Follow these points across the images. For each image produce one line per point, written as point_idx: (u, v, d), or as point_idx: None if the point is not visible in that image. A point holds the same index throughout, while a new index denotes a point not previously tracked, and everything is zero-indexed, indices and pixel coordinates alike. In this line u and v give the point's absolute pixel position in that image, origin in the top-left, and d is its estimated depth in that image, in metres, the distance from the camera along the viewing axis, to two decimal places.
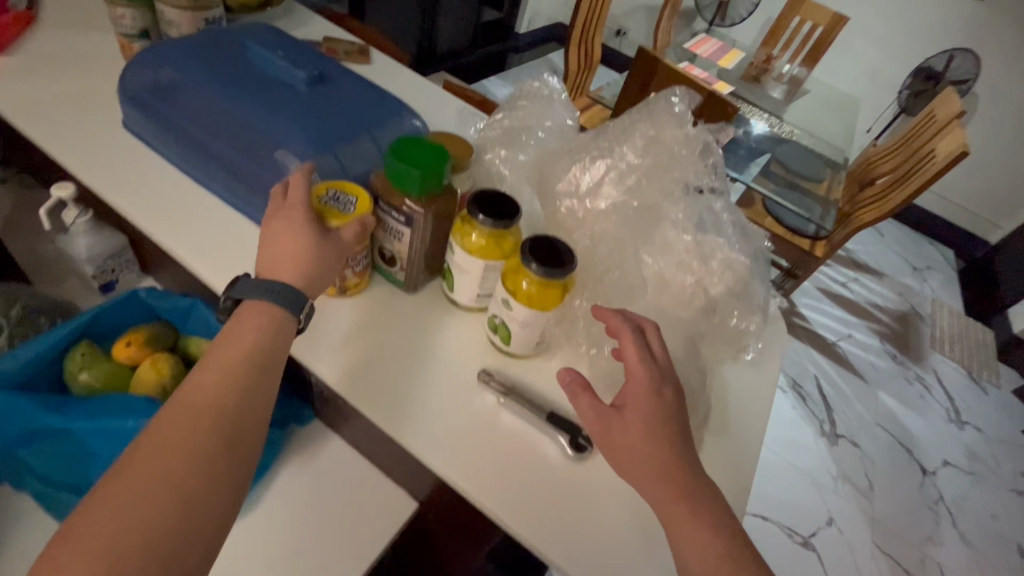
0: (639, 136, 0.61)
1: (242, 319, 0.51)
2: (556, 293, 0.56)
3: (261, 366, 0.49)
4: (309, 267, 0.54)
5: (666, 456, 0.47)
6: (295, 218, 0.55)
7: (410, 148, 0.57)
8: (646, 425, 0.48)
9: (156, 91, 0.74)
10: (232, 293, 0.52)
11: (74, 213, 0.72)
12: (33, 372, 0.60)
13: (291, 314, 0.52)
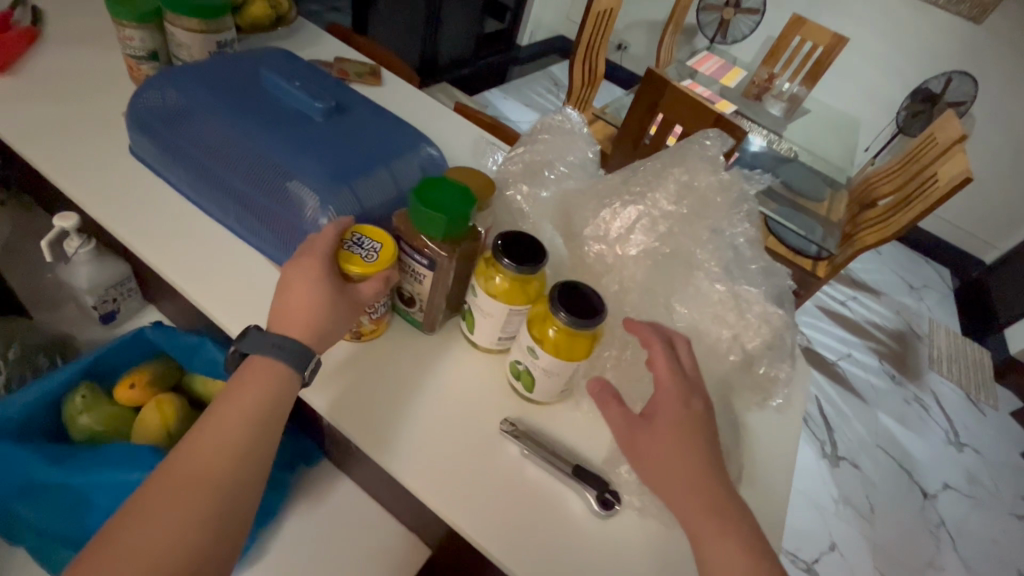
0: (673, 181, 0.60)
1: (244, 376, 0.48)
2: (584, 344, 0.54)
3: (259, 430, 0.46)
4: (319, 325, 0.51)
5: (698, 467, 0.46)
6: (312, 268, 0.52)
7: (440, 189, 0.55)
8: (684, 457, 0.46)
9: (162, 116, 0.71)
10: (241, 347, 0.50)
11: (76, 242, 0.68)
12: (31, 417, 0.57)
13: (296, 371, 0.49)
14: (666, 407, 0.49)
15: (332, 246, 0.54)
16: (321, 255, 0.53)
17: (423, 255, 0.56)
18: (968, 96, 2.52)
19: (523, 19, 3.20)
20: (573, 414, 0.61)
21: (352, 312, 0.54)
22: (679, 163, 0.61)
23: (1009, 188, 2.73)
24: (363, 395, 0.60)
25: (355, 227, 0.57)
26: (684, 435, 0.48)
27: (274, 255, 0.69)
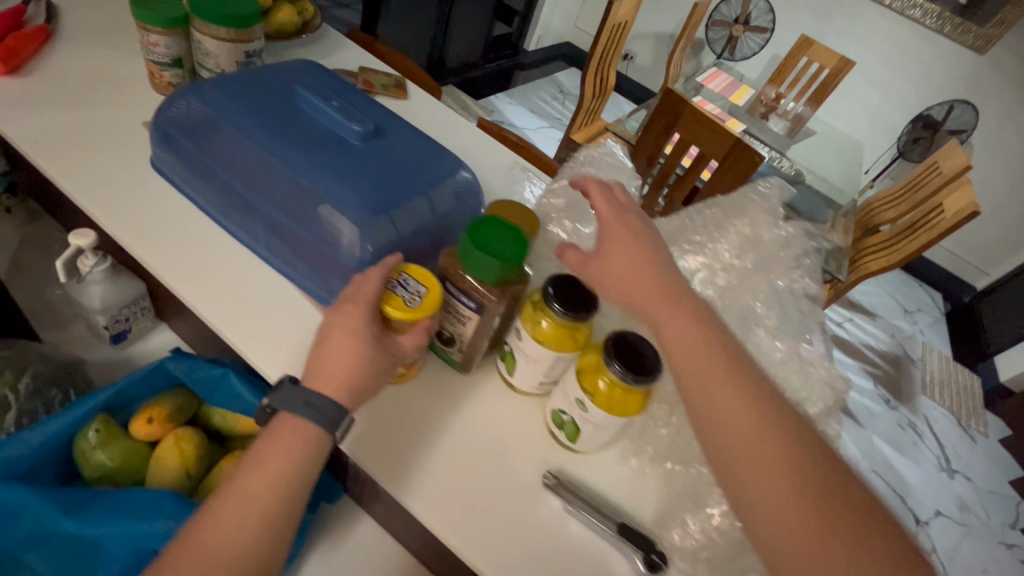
0: (735, 233, 0.60)
1: (272, 438, 0.45)
2: (637, 400, 0.52)
3: (284, 505, 0.43)
4: (356, 381, 0.48)
5: (655, 284, 0.48)
6: (352, 316, 0.49)
7: (493, 230, 0.53)
8: (648, 291, 0.47)
9: (189, 129, 0.67)
10: (271, 403, 0.47)
11: (91, 260, 0.64)
12: (42, 456, 0.53)
13: (327, 433, 0.46)
14: (635, 257, 0.49)
15: (374, 289, 0.51)
16: (365, 302, 0.50)
17: (472, 299, 0.54)
18: (970, 125, 2.54)
19: (530, 25, 3.14)
20: (619, 466, 0.58)
21: (390, 365, 0.51)
22: (742, 215, 0.61)
23: (1005, 216, 2.74)
24: (394, 443, 0.57)
25: (404, 267, 0.54)
26: (632, 251, 0.50)
27: (302, 282, 0.66)
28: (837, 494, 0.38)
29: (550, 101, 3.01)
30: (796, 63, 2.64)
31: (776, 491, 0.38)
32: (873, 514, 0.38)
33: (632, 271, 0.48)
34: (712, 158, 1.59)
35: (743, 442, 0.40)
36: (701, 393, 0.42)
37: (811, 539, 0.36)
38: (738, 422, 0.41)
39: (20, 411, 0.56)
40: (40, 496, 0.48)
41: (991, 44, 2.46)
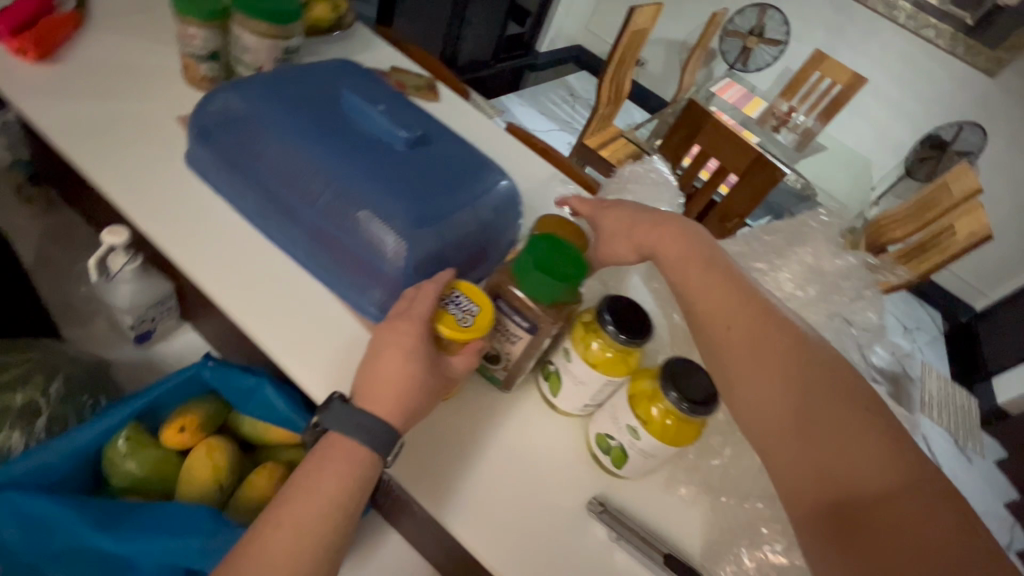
0: (798, 261, 0.65)
1: (323, 460, 0.43)
2: (692, 430, 0.51)
3: (333, 536, 0.41)
4: (408, 403, 0.46)
5: (652, 227, 0.58)
6: (407, 334, 0.48)
7: (554, 248, 0.51)
8: (649, 232, 0.57)
9: (228, 125, 0.64)
10: (322, 422, 0.45)
11: (123, 259, 0.61)
12: (72, 464, 0.51)
13: (378, 457, 0.45)
14: (639, 211, 0.60)
15: (427, 306, 0.50)
16: (418, 320, 0.49)
17: (525, 319, 0.52)
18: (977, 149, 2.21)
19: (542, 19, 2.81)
20: (665, 493, 0.56)
21: (439, 389, 0.49)
22: (804, 242, 0.66)
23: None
24: (437, 464, 0.55)
25: (457, 283, 0.52)
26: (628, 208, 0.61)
27: (339, 289, 0.63)
28: (822, 385, 0.46)
29: (559, 103, 2.75)
30: (805, 79, 2.25)
31: (757, 378, 0.47)
32: (857, 404, 0.45)
33: (638, 220, 0.59)
34: (732, 172, 1.57)
35: (729, 340, 0.49)
36: (696, 299, 0.52)
37: (795, 412, 0.45)
38: (726, 323, 0.50)
39: (50, 417, 0.54)
40: (76, 509, 0.46)
41: (1003, 67, 2.17)
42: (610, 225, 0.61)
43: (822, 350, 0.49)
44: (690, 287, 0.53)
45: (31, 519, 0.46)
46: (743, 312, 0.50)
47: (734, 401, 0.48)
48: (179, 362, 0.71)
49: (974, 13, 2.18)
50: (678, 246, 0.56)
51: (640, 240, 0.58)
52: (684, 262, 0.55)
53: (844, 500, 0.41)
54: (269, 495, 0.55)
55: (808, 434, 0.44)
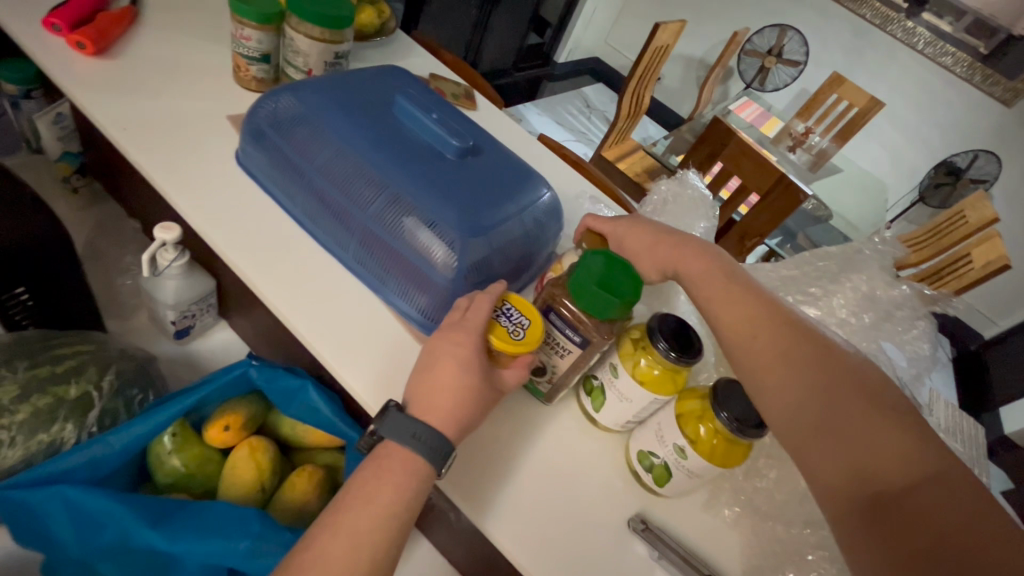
0: (852, 288, 0.66)
1: (380, 468, 0.43)
2: (741, 451, 0.51)
3: (389, 546, 0.41)
4: (463, 413, 0.46)
5: (670, 237, 0.59)
6: (465, 344, 0.48)
7: (609, 265, 0.52)
8: (669, 242, 0.59)
9: (280, 125, 0.65)
10: (379, 429, 0.45)
11: (171, 255, 0.61)
12: (122, 458, 0.51)
13: (434, 467, 0.44)
14: (660, 227, 0.61)
15: (483, 318, 0.50)
16: (474, 331, 0.49)
17: (576, 332, 0.53)
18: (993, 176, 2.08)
19: (564, 31, 2.81)
20: (706, 515, 0.56)
21: (490, 401, 0.49)
22: (857, 269, 0.67)
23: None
24: (480, 474, 0.53)
25: (508, 296, 0.53)
26: (646, 222, 0.62)
27: (386, 294, 0.63)
28: (846, 386, 0.46)
29: (576, 114, 2.68)
30: (822, 99, 2.13)
31: (782, 379, 0.47)
32: (879, 406, 0.45)
33: (656, 232, 0.60)
34: (755, 191, 1.56)
35: (748, 344, 0.49)
36: (714, 304, 0.53)
37: (822, 412, 0.45)
38: (743, 327, 0.50)
39: (102, 410, 0.55)
40: (127, 506, 0.46)
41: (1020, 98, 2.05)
42: (628, 240, 0.62)
43: (844, 353, 0.49)
44: (709, 295, 0.54)
45: (83, 511, 0.46)
46: (764, 317, 0.50)
47: (760, 404, 0.47)
48: (215, 359, 0.71)
49: (986, 43, 2.09)
50: (698, 258, 0.56)
51: (658, 254, 0.59)
52: (702, 273, 0.55)
53: (876, 496, 0.40)
54: (308, 498, 0.55)
55: (835, 434, 0.44)
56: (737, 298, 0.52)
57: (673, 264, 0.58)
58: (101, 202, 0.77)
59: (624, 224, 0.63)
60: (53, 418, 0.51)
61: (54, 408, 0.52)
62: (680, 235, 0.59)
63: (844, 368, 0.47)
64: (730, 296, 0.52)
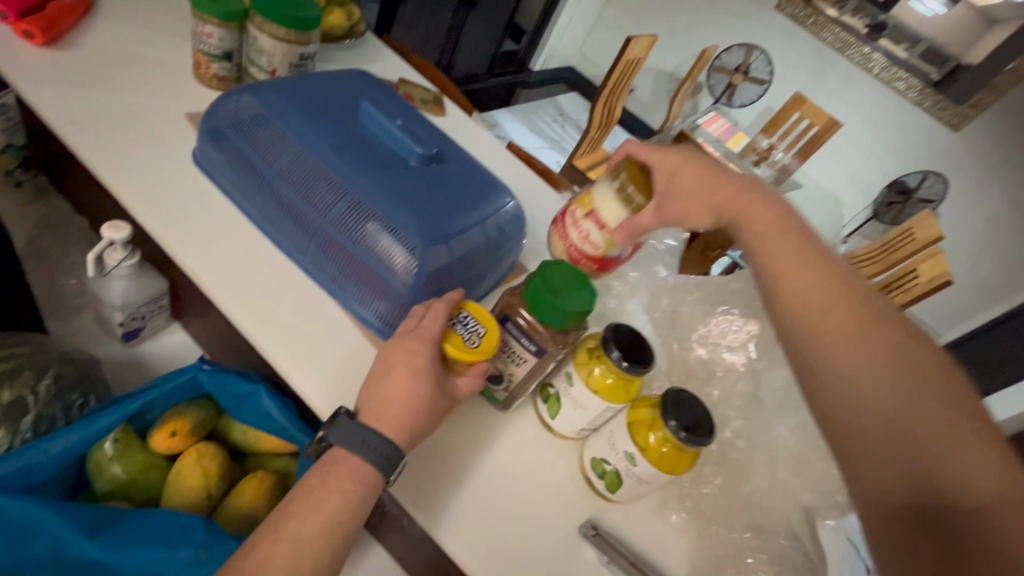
0: None
1: (328, 475, 0.43)
2: (688, 459, 0.52)
3: (332, 553, 0.41)
4: (414, 421, 0.47)
5: (734, 193, 0.54)
6: (418, 353, 0.48)
7: (565, 275, 0.53)
8: (733, 198, 0.53)
9: (241, 126, 0.64)
10: (328, 437, 0.45)
11: (120, 255, 0.59)
12: (60, 466, 0.49)
13: (382, 475, 0.44)
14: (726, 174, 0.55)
15: (440, 327, 0.50)
16: (429, 338, 0.49)
17: (532, 342, 0.53)
18: (937, 198, 2.19)
19: (539, 40, 2.84)
20: (656, 520, 0.57)
21: (443, 408, 0.49)
22: None
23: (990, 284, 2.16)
24: (433, 480, 0.54)
25: (464, 304, 0.52)
26: (704, 165, 0.56)
27: (344, 299, 0.63)
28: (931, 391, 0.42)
29: (550, 121, 2.69)
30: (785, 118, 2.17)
31: (845, 364, 0.44)
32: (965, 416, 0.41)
33: (721, 185, 0.54)
34: None
35: (815, 322, 0.46)
36: (779, 276, 0.49)
37: (885, 406, 0.42)
38: (810, 303, 0.47)
39: (38, 415, 0.53)
40: (62, 515, 0.44)
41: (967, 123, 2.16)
42: (684, 182, 0.56)
43: (924, 349, 0.45)
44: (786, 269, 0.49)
45: (12, 524, 0.43)
46: (847, 299, 0.46)
47: (815, 389, 0.46)
48: (166, 362, 0.69)
49: (938, 69, 2.21)
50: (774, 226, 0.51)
51: (721, 209, 0.54)
52: (777, 240, 0.51)
53: (931, 503, 0.38)
54: (258, 506, 0.54)
55: (904, 434, 0.41)
56: (808, 270, 0.48)
57: (744, 220, 0.53)
58: (49, 197, 0.75)
59: (676, 156, 0.57)
60: None
61: None
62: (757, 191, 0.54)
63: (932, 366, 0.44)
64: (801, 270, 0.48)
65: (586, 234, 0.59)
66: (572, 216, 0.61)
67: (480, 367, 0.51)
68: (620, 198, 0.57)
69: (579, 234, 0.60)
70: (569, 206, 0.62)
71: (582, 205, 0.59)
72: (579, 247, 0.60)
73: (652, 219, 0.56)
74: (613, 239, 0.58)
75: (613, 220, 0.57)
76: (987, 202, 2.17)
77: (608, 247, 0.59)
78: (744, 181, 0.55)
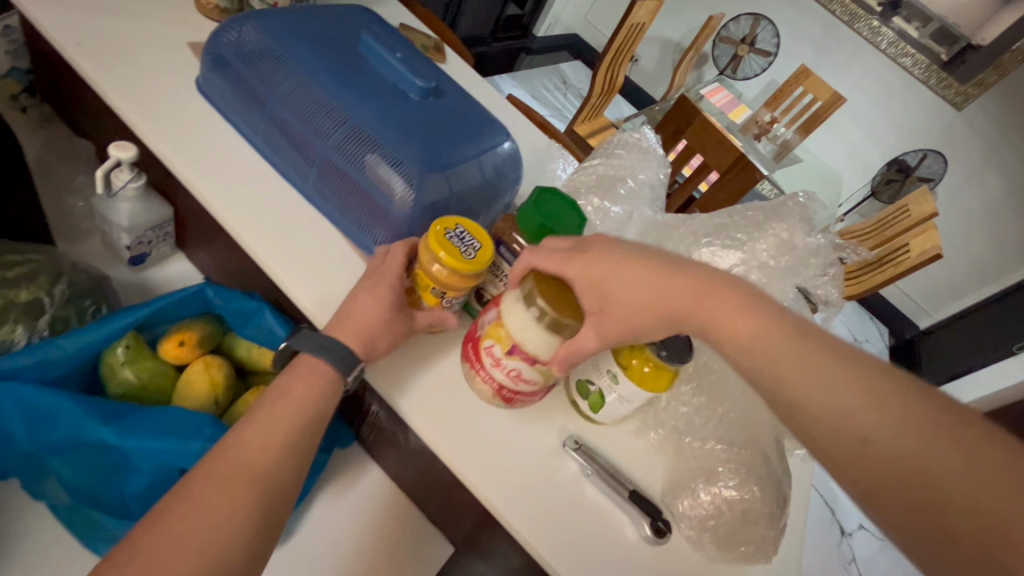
0: None
1: (293, 375, 0.48)
2: (667, 377, 0.55)
3: (314, 434, 0.46)
4: (378, 333, 0.51)
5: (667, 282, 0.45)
6: (384, 280, 0.53)
7: (539, 204, 0.54)
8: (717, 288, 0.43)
9: (245, 55, 0.65)
10: (290, 345, 0.50)
11: (126, 175, 0.61)
12: (75, 364, 0.53)
13: (341, 375, 0.49)
14: (667, 267, 0.45)
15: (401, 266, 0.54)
16: (392, 270, 0.54)
17: None
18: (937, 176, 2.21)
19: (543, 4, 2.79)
20: (635, 439, 0.62)
21: (404, 330, 0.53)
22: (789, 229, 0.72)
23: (983, 263, 2.27)
24: (427, 393, 0.57)
25: (459, 220, 0.53)
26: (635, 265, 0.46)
27: (345, 227, 0.65)
28: (959, 437, 0.34)
29: (552, 88, 2.66)
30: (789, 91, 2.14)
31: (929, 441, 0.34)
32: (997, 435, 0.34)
33: (666, 284, 0.44)
34: (715, 168, 1.48)
35: (836, 399, 0.36)
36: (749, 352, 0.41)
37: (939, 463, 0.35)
38: (829, 379, 0.37)
39: (53, 317, 0.56)
40: (81, 404, 0.47)
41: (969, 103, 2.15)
42: (618, 294, 0.46)
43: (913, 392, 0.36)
44: (774, 355, 0.39)
45: (34, 407, 0.47)
46: (820, 356, 0.38)
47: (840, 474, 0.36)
48: (172, 287, 0.72)
49: (948, 49, 2.16)
50: (735, 308, 0.42)
51: (684, 312, 0.44)
52: (723, 309, 0.42)
53: None
54: None
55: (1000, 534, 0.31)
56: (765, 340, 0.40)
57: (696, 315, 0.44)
58: (55, 127, 0.76)
59: (605, 263, 0.46)
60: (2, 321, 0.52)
61: (5, 309, 0.52)
62: (743, 295, 0.43)
63: (954, 410, 0.35)
64: (774, 343, 0.40)
65: (515, 371, 0.52)
66: (492, 353, 0.52)
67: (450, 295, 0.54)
68: (536, 326, 0.49)
69: (507, 373, 0.53)
70: (483, 339, 0.53)
71: (498, 341, 0.51)
72: (512, 385, 0.53)
73: (593, 343, 0.47)
74: (548, 370, 0.51)
75: (542, 355, 0.50)
76: (988, 183, 2.21)
77: (546, 376, 0.52)
78: (694, 273, 0.45)
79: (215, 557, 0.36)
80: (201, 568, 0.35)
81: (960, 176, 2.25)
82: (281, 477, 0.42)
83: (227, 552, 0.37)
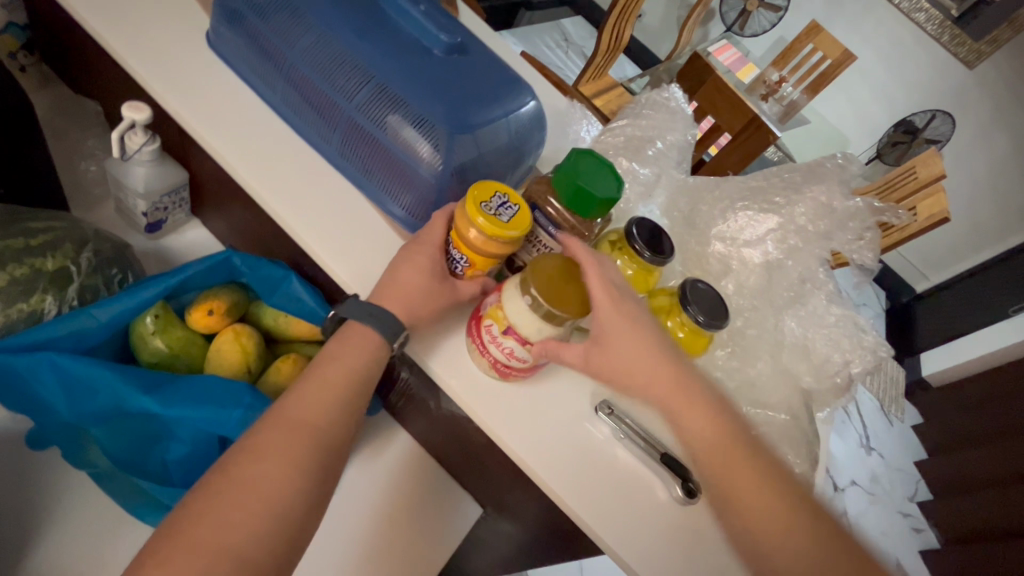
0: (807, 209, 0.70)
1: (338, 351, 0.47)
2: (703, 342, 0.54)
3: (359, 402, 0.46)
4: (418, 304, 0.50)
5: (659, 351, 0.47)
6: (420, 248, 0.52)
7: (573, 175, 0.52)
8: (678, 384, 0.46)
9: (260, 9, 0.62)
10: (341, 312, 0.49)
11: (141, 138, 0.59)
12: (104, 334, 0.53)
13: (386, 342, 0.48)
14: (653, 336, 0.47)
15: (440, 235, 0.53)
16: (423, 238, 0.53)
17: (558, 229, 0.55)
18: (943, 137, 2.18)
19: None
20: None
21: (442, 299, 0.52)
22: (820, 181, 0.63)
23: (985, 227, 2.26)
24: (464, 360, 0.57)
25: (515, 192, 0.51)
26: (642, 335, 0.47)
27: (370, 192, 0.63)
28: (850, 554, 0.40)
29: (554, 46, 2.56)
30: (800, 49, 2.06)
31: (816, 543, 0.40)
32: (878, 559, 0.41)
33: (659, 358, 0.47)
34: (726, 131, 1.45)
35: (754, 504, 0.41)
36: (705, 445, 0.44)
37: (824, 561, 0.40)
38: (751, 484, 0.42)
39: (81, 285, 0.57)
40: (119, 375, 0.47)
41: (981, 60, 2.11)
42: (620, 345, 0.47)
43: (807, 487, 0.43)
44: (710, 453, 0.43)
45: (72, 378, 0.47)
46: (740, 451, 0.43)
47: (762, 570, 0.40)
48: (191, 254, 0.71)
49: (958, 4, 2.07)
50: (688, 404, 0.45)
51: (660, 398, 0.46)
52: (672, 398, 0.45)
53: None
54: (293, 381, 0.57)
55: None
56: (706, 436, 0.44)
57: (667, 403, 0.46)
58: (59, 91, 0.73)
59: (619, 319, 0.47)
60: (32, 290, 0.53)
61: (32, 279, 0.53)
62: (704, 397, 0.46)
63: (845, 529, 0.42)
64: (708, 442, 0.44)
65: (509, 350, 0.51)
66: (489, 331, 0.51)
67: (479, 262, 0.53)
68: (532, 310, 0.48)
69: (501, 351, 0.52)
70: (481, 317, 0.52)
71: (495, 321, 0.50)
72: (505, 363, 0.53)
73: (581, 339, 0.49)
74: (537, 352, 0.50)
75: (533, 338, 0.49)
76: (996, 144, 2.17)
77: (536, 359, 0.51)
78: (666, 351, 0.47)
79: (274, 521, 0.36)
80: (267, 532, 0.36)
81: (969, 137, 2.21)
82: (329, 444, 0.42)
83: (284, 513, 0.37)
